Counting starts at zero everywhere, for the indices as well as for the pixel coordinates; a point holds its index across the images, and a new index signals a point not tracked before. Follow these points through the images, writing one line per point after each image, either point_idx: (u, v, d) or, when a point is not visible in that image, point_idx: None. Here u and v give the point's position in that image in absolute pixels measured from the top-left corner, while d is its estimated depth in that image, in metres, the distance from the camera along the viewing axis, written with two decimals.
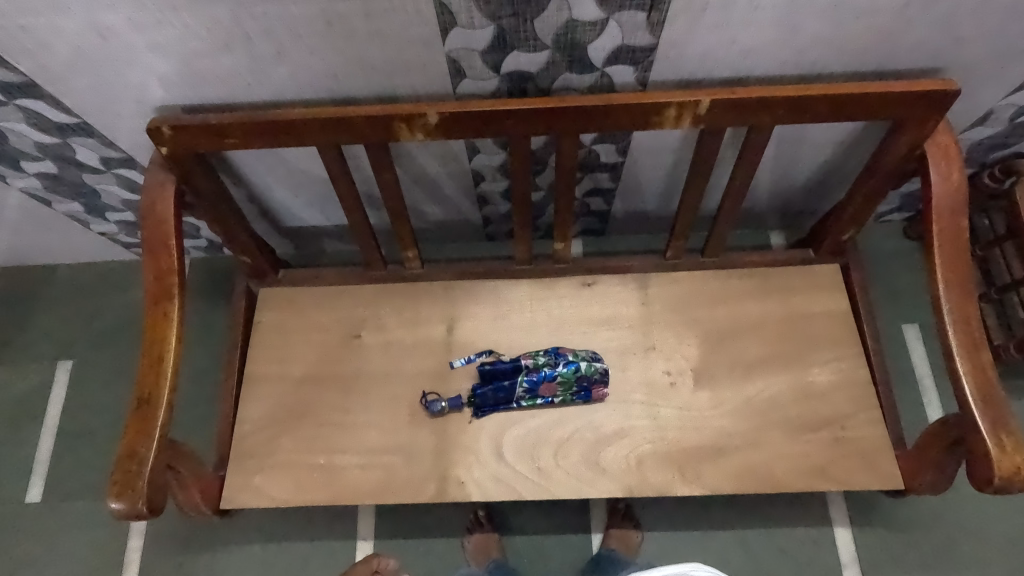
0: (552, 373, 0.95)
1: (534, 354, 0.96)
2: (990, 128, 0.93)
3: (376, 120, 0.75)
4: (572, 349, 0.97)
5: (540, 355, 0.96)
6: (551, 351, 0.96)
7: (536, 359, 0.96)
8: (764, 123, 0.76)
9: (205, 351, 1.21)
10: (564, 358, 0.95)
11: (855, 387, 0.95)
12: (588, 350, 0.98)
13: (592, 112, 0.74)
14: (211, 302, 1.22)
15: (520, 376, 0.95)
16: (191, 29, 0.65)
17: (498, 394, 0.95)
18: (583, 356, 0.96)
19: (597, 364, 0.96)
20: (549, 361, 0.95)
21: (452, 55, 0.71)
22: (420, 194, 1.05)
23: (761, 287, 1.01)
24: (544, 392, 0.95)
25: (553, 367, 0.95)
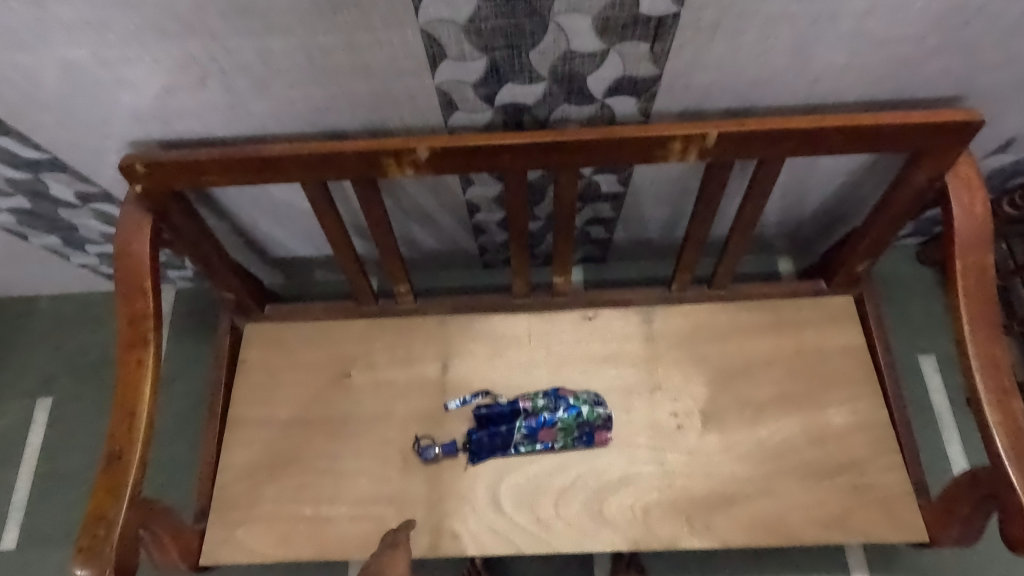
0: (552, 418, 0.90)
1: (534, 396, 0.92)
2: (1011, 155, 0.89)
3: (363, 156, 0.71)
4: (574, 391, 0.93)
5: (540, 397, 0.91)
6: (552, 393, 0.92)
7: (536, 401, 0.91)
8: (774, 156, 0.72)
9: (189, 385, 1.17)
10: (565, 402, 0.91)
11: (873, 429, 0.89)
12: (590, 391, 0.93)
13: (593, 146, 0.70)
14: (196, 336, 1.18)
15: (518, 421, 0.90)
16: (163, 64, 0.61)
17: (494, 439, 0.90)
18: (585, 399, 0.91)
19: (601, 409, 0.91)
20: (549, 404, 0.91)
21: (442, 88, 0.67)
22: (413, 225, 1.00)
23: (772, 321, 0.96)
24: (544, 435, 0.90)
25: (553, 412, 0.90)
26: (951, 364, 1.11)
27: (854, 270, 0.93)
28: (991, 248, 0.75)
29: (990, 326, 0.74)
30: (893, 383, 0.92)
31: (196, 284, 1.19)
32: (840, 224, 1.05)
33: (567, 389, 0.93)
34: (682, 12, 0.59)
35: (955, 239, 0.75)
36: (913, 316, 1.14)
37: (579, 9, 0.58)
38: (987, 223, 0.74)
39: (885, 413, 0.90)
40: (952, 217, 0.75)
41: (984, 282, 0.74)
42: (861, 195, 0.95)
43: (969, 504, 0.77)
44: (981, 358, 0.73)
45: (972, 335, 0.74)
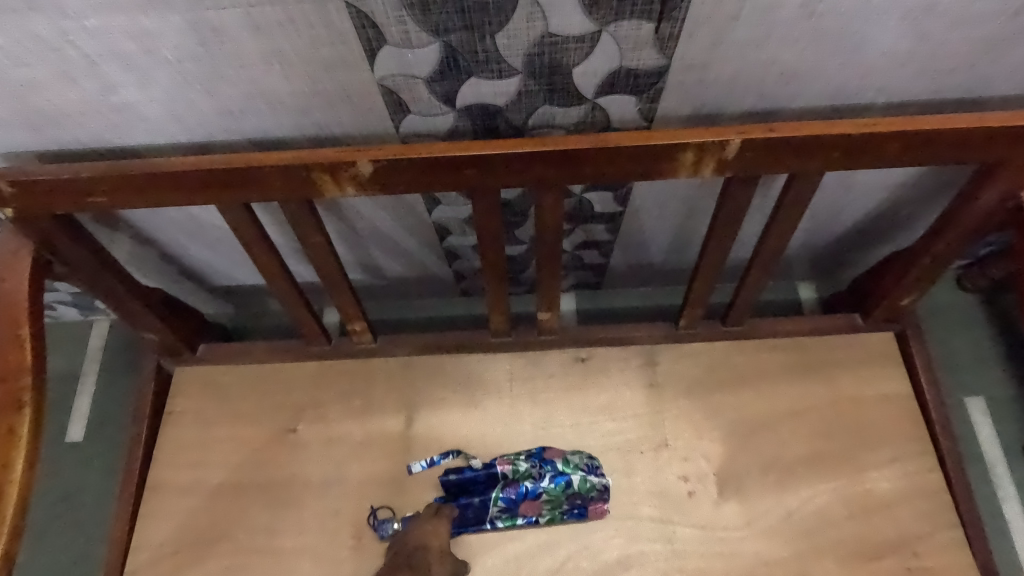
0: (536, 488, 0.76)
1: (516, 458, 0.78)
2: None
3: (290, 171, 0.56)
4: (564, 452, 0.78)
5: (521, 460, 0.77)
6: (537, 456, 0.77)
7: (517, 466, 0.77)
8: (811, 169, 0.57)
9: (111, 435, 1.01)
10: (553, 469, 0.76)
11: (924, 498, 0.74)
12: (584, 451, 0.78)
13: (581, 158, 0.55)
14: (120, 382, 1.04)
15: (495, 491, 0.76)
16: (10, 53, 0.47)
17: (466, 512, 0.76)
18: (577, 464, 0.76)
19: (596, 478, 0.76)
20: (533, 470, 0.76)
21: (386, 84, 0.52)
22: (374, 249, 0.85)
23: (798, 364, 0.81)
24: (527, 508, 0.76)
25: (537, 482, 0.76)
26: (1003, 407, 0.96)
27: (897, 304, 0.78)
28: None
29: None
30: (948, 440, 0.76)
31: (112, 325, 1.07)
32: (876, 246, 0.89)
33: (556, 449, 0.78)
34: None
35: None
36: (959, 353, 0.99)
37: None
38: None
39: (939, 477, 0.75)
40: None
41: None
42: (903, 213, 0.80)
43: None
44: None
45: None
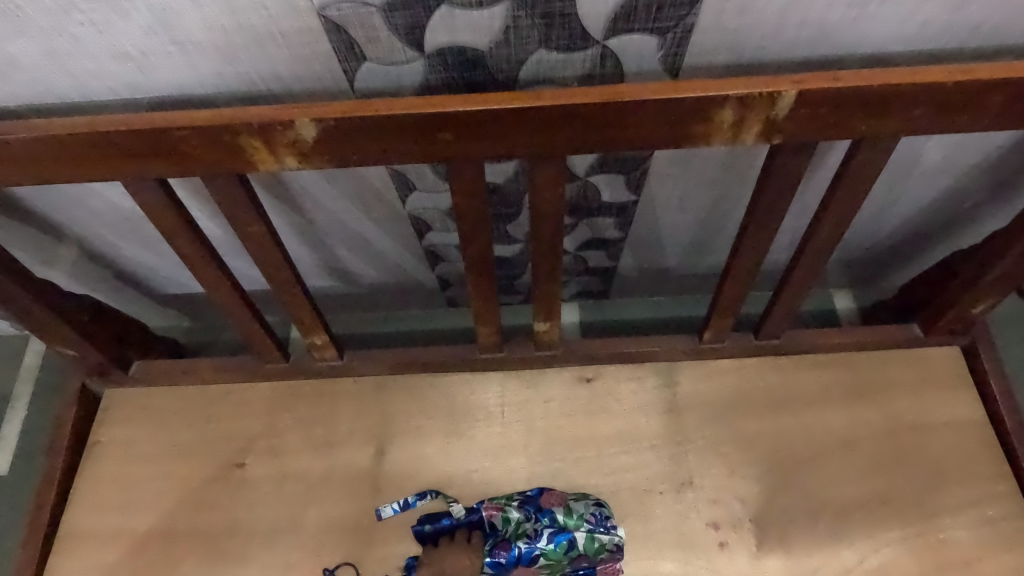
0: (532, 549, 0.63)
1: (506, 507, 0.64)
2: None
3: (210, 135, 0.43)
4: (566, 497, 0.64)
5: (513, 508, 0.64)
6: (534, 506, 0.64)
7: (510, 518, 0.64)
8: (882, 133, 0.44)
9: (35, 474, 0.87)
10: (552, 524, 0.63)
11: (1010, 552, 0.60)
12: (590, 493, 0.64)
13: (588, 115, 0.42)
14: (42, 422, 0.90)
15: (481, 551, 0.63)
16: None
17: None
18: (583, 516, 0.63)
19: (606, 536, 0.62)
20: (528, 526, 0.63)
21: (332, 14, 0.40)
22: (341, 249, 0.72)
23: (847, 385, 0.67)
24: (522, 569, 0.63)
25: (535, 541, 0.63)
26: None
27: (967, 312, 0.64)
28: None
29: None
30: None
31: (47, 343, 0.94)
32: (932, 245, 0.76)
33: (556, 493, 0.64)
34: None
35: None
36: None
37: None
38: None
39: None
40: None
41: None
42: (970, 203, 0.67)
43: None
44: None
45: None
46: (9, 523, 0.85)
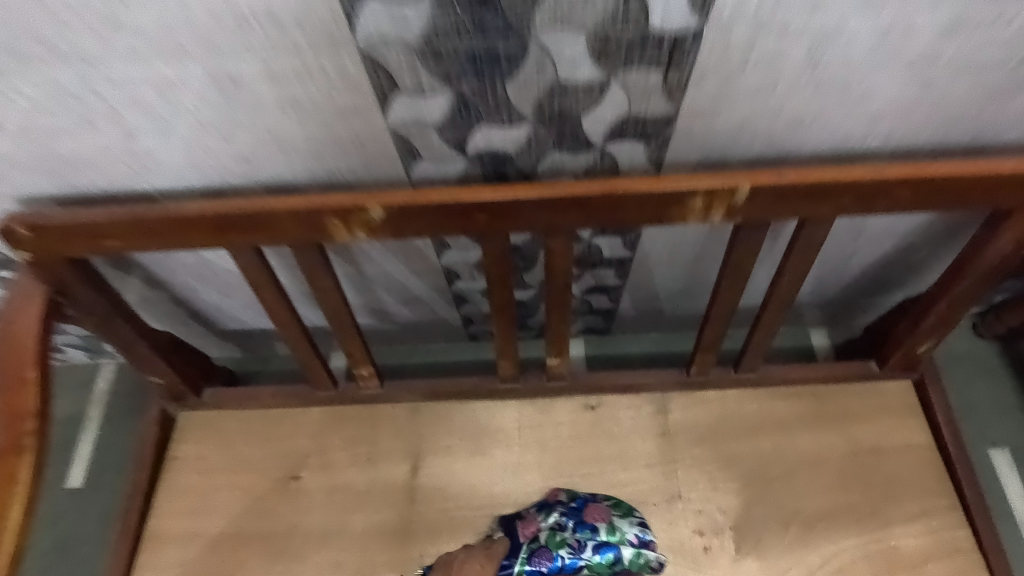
0: (575, 561, 0.70)
1: (552, 517, 0.73)
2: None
3: (302, 216, 0.56)
4: (611, 514, 0.73)
5: (554, 518, 0.73)
6: (579, 521, 0.72)
7: (555, 530, 0.72)
8: (821, 215, 0.57)
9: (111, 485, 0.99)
10: (597, 538, 0.71)
11: (951, 557, 0.71)
12: (634, 513, 0.74)
13: (591, 203, 0.55)
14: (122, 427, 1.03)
15: (523, 560, 0.70)
16: (37, 103, 0.49)
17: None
18: (626, 532, 0.72)
19: (651, 553, 0.71)
20: (570, 538, 0.71)
21: (399, 132, 0.53)
22: (382, 293, 0.85)
23: (815, 413, 0.79)
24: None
25: (579, 552, 0.70)
26: None
27: (913, 351, 0.76)
28: None
29: None
30: (976, 497, 0.73)
31: (122, 366, 1.05)
32: (891, 291, 0.88)
33: (600, 507, 0.73)
34: (705, 29, 0.44)
35: None
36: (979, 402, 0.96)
37: (567, 23, 0.43)
38: None
39: (967, 534, 0.72)
40: None
41: None
42: (916, 258, 0.79)
43: None
44: None
45: None
46: (87, 527, 0.97)
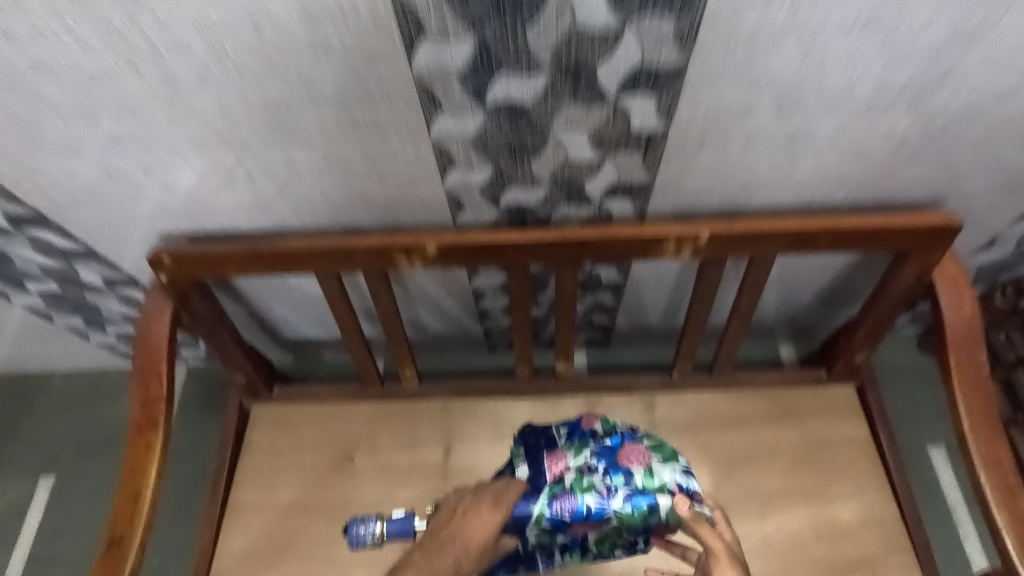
0: (604, 507, 0.64)
1: (584, 455, 0.69)
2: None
3: (376, 251, 0.75)
4: (650, 456, 0.68)
5: (584, 456, 0.69)
6: (612, 467, 0.67)
7: (582, 472, 0.67)
8: (765, 254, 0.75)
9: (189, 469, 1.17)
10: (633, 488, 0.65)
11: (881, 525, 0.88)
12: (677, 460, 0.69)
13: (592, 244, 0.74)
14: (202, 417, 1.19)
15: (541, 502, 0.66)
16: (199, 170, 0.67)
17: (520, 521, 0.66)
18: (667, 481, 0.66)
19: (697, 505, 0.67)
20: (601, 485, 0.65)
21: (451, 191, 0.72)
22: (421, 309, 1.03)
23: (774, 410, 0.96)
24: (583, 526, 0.66)
25: (608, 500, 0.64)
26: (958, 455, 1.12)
27: (851, 361, 0.94)
28: (982, 344, 0.76)
29: (989, 422, 0.74)
30: (900, 477, 0.91)
31: (202, 365, 1.22)
32: (840, 311, 1.06)
33: (639, 448, 0.69)
34: (669, 129, 0.64)
35: (945, 335, 0.77)
36: (918, 408, 1.14)
37: (576, 126, 0.63)
38: (975, 318, 0.76)
39: (894, 508, 0.89)
40: (940, 314, 0.77)
41: (977, 375, 0.76)
42: (856, 285, 0.98)
43: None
44: (981, 455, 0.73)
45: (971, 428, 0.74)
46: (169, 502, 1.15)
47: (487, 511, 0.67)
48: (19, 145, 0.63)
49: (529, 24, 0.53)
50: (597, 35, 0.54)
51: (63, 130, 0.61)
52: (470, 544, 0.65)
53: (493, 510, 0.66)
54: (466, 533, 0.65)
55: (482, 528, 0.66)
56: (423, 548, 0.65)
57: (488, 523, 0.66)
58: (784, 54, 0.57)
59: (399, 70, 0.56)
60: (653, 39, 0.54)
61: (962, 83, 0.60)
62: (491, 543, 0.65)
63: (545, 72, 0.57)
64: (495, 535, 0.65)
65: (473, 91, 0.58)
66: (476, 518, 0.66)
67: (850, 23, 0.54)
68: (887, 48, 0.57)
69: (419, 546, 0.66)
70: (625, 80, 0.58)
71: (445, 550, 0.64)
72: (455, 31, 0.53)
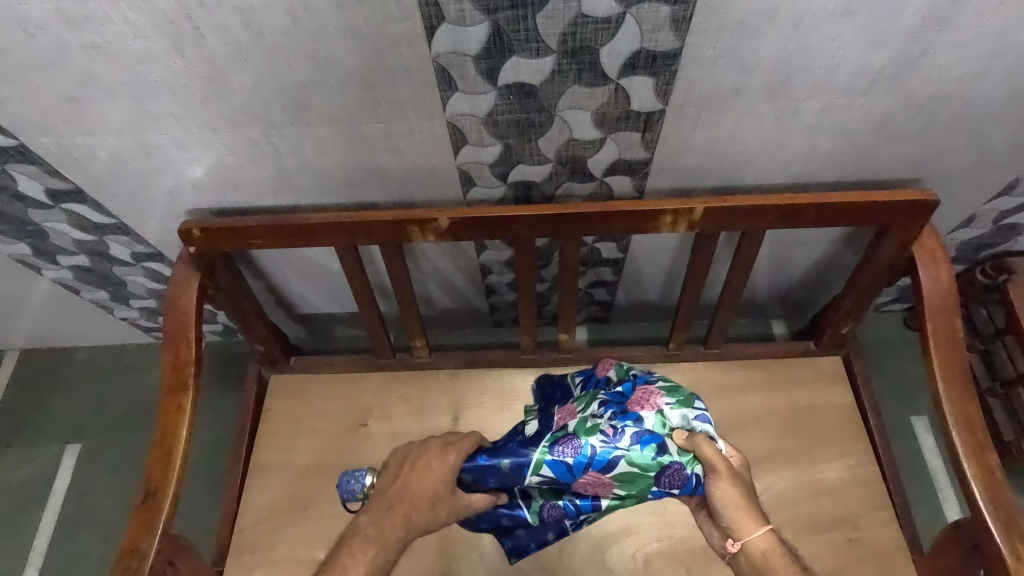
0: (611, 450, 0.68)
1: (591, 407, 0.74)
2: (1015, 199, 0.89)
3: (392, 224, 0.79)
4: (662, 401, 0.72)
5: (593, 407, 0.74)
6: (622, 411, 0.71)
7: (588, 417, 0.72)
8: (757, 228, 0.81)
9: (214, 438, 1.25)
10: (641, 428, 0.69)
11: (863, 485, 0.94)
12: (690, 403, 0.72)
13: (594, 217, 0.78)
14: (224, 385, 1.28)
15: (543, 447, 0.71)
16: (228, 146, 0.73)
17: (520, 469, 0.72)
18: (677, 422, 0.71)
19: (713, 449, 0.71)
20: (607, 427, 0.69)
21: (463, 167, 0.77)
22: (430, 284, 1.08)
23: (765, 380, 1.02)
24: (587, 474, 0.70)
25: (614, 441, 0.68)
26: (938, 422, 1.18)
27: (838, 332, 1.00)
28: (957, 312, 0.82)
29: (962, 384, 0.80)
30: (882, 440, 0.97)
31: (224, 339, 1.30)
32: (829, 288, 1.11)
33: (652, 392, 0.73)
34: (667, 109, 0.69)
35: (923, 303, 0.82)
36: (902, 378, 1.22)
37: (580, 106, 0.68)
38: (952, 289, 0.82)
39: (875, 469, 0.95)
40: (919, 284, 0.82)
41: (952, 342, 0.81)
42: (843, 262, 1.03)
43: (958, 556, 0.81)
44: (955, 414, 0.79)
45: (945, 390, 0.80)
46: (197, 470, 1.23)
47: (437, 462, 0.74)
48: (65, 121, 0.69)
49: (538, 11, 0.58)
50: (599, 21, 0.59)
51: (108, 106, 0.67)
52: (422, 496, 0.72)
53: (441, 460, 0.74)
54: (416, 487, 0.73)
55: (433, 479, 0.73)
56: (371, 512, 0.73)
57: (439, 474, 0.73)
58: (771, 39, 0.62)
59: (417, 53, 0.61)
60: (651, 24, 0.60)
61: (936, 65, 0.65)
62: (445, 491, 0.73)
63: (552, 54, 0.62)
64: (447, 483, 0.73)
65: (485, 71, 0.64)
66: (427, 470, 0.74)
67: (831, 9, 0.59)
68: (866, 33, 0.62)
69: (368, 510, 0.73)
70: (626, 63, 0.63)
71: (393, 509, 0.72)
72: (470, 16, 0.58)
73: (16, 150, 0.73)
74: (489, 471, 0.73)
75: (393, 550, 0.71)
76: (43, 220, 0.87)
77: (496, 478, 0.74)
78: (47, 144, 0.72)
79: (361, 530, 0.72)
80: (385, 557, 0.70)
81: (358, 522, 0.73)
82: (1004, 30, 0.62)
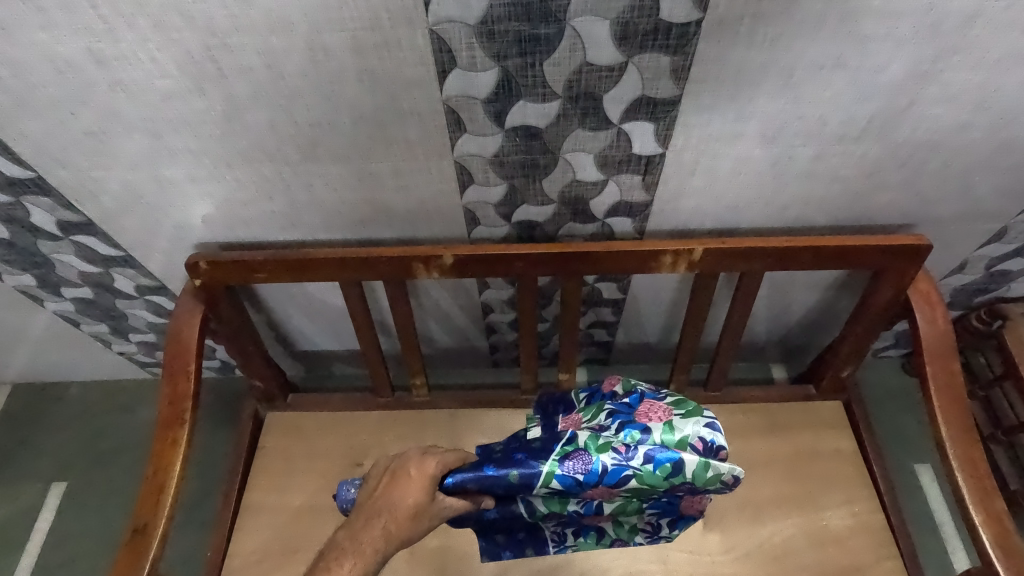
0: (623, 468, 0.70)
1: (598, 418, 0.75)
2: (1005, 246, 0.91)
3: (397, 261, 0.81)
4: (671, 413, 0.73)
5: (600, 419, 0.75)
6: (631, 426, 0.72)
7: (598, 432, 0.73)
8: (755, 270, 0.82)
9: (205, 481, 1.22)
10: (654, 445, 0.70)
11: (870, 534, 0.92)
12: (699, 414, 0.73)
13: (596, 257, 0.80)
14: (218, 426, 1.26)
15: (552, 459, 0.72)
16: (240, 182, 0.75)
17: (528, 481, 0.72)
18: (688, 435, 0.71)
19: (723, 468, 0.70)
20: (617, 443, 0.71)
21: (469, 207, 0.79)
22: (431, 322, 1.09)
23: (766, 423, 1.01)
24: (596, 488, 0.72)
25: (626, 458, 0.70)
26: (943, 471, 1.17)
27: (838, 375, 0.99)
28: (956, 356, 0.82)
29: (965, 428, 0.80)
30: (886, 486, 0.95)
31: (223, 377, 1.29)
32: (827, 332, 1.12)
33: (660, 406, 0.75)
34: (666, 153, 0.72)
35: (921, 346, 0.83)
36: (902, 425, 1.21)
37: (583, 148, 0.71)
38: (949, 334, 0.83)
39: (880, 518, 0.93)
40: (917, 327, 0.83)
41: (953, 385, 0.81)
42: (839, 306, 1.04)
43: None
44: (959, 459, 0.78)
45: (948, 434, 0.80)
46: (185, 516, 1.19)
47: (416, 469, 0.71)
48: (84, 154, 0.71)
49: (545, 59, 0.61)
50: (603, 68, 0.62)
51: (127, 142, 0.69)
52: (400, 505, 0.68)
53: (420, 467, 0.71)
54: (394, 495, 0.69)
55: (412, 487, 0.69)
56: (349, 526, 0.67)
57: (418, 482, 0.70)
58: (766, 89, 0.65)
59: (429, 95, 0.64)
60: (652, 73, 0.63)
61: (922, 116, 0.69)
62: (426, 499, 0.69)
63: (558, 99, 0.65)
64: (426, 490, 0.70)
65: (493, 114, 0.66)
66: (406, 478, 0.70)
67: (822, 62, 0.62)
68: (855, 85, 0.65)
69: (347, 525, 0.68)
70: (628, 109, 0.66)
71: (373, 522, 0.67)
72: (480, 62, 0.61)
73: (33, 182, 0.75)
74: (497, 481, 0.73)
75: (372, 563, 0.65)
76: (52, 252, 0.89)
77: (501, 488, 0.73)
78: (62, 177, 0.74)
79: (338, 544, 0.66)
80: (363, 569, 0.64)
81: (336, 538, 0.67)
82: (985, 84, 0.65)
